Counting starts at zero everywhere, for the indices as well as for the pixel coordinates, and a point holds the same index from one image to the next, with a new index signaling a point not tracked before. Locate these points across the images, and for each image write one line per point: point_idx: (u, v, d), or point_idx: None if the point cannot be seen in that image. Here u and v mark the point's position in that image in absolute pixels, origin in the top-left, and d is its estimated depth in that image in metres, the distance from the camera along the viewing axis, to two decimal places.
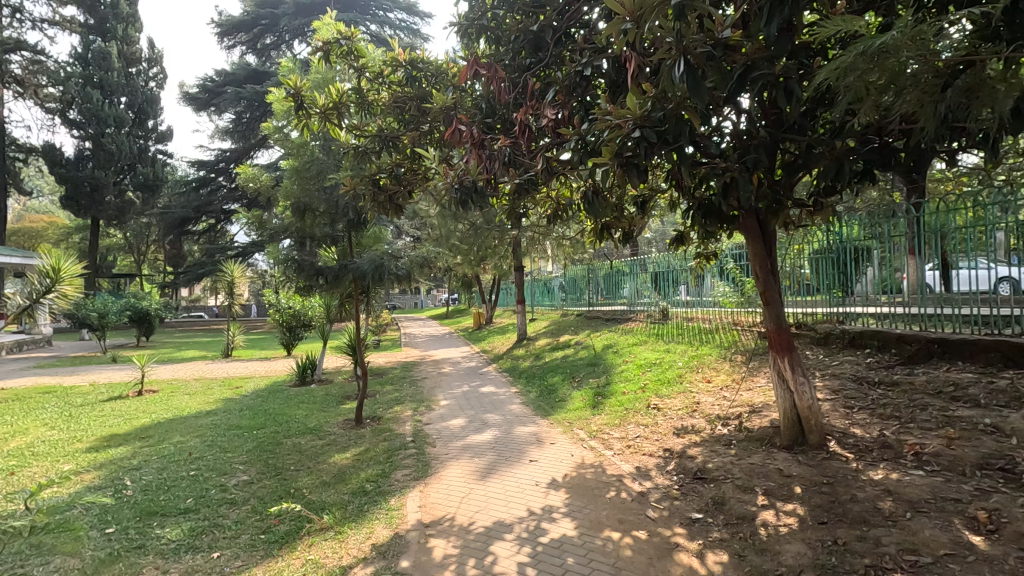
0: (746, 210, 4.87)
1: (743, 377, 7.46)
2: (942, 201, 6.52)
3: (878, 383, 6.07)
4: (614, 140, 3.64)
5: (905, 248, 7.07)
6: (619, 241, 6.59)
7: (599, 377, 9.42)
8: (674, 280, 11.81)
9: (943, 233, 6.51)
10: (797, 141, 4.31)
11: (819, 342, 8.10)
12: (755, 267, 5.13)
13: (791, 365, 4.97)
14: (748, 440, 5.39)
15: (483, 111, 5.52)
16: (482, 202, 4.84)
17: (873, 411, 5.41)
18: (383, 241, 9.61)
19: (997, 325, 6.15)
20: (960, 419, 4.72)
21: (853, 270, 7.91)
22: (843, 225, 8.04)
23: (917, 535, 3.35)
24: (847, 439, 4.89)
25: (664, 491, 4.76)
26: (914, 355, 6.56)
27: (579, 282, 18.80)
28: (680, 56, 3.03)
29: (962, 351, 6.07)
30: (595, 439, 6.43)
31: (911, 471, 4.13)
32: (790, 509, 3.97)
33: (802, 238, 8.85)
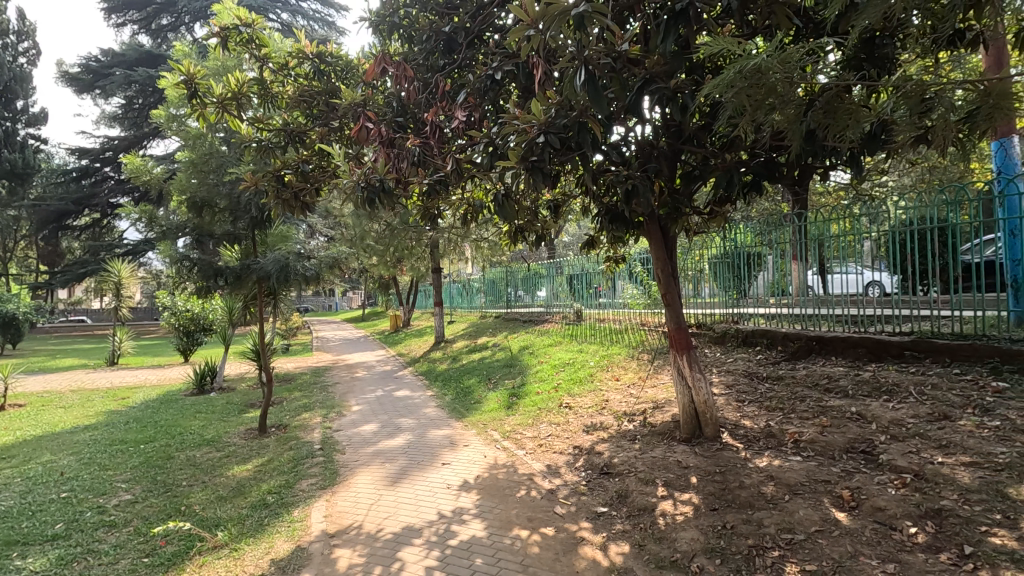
0: (649, 216, 5.13)
1: (649, 375, 7.85)
2: (820, 212, 7.23)
3: (766, 378, 6.61)
4: (521, 144, 3.73)
5: (790, 254, 7.77)
6: (533, 244, 6.72)
7: (514, 379, 9.54)
8: (587, 282, 12.21)
9: (821, 241, 7.21)
10: (694, 153, 4.60)
11: (717, 340, 8.69)
12: (657, 270, 5.40)
13: (690, 363, 5.28)
14: (651, 434, 5.68)
15: (394, 110, 5.42)
16: (392, 202, 4.74)
17: (761, 403, 5.88)
18: (291, 240, 9.17)
19: (863, 323, 6.90)
20: (832, 408, 5.25)
21: (746, 274, 8.58)
22: (739, 232, 8.65)
23: (793, 515, 3.67)
24: (738, 431, 5.28)
25: (573, 488, 4.90)
26: (797, 351, 7.22)
27: (498, 284, 18.95)
28: (581, 65, 3.16)
29: (836, 347, 6.75)
30: (508, 439, 6.49)
31: (791, 458, 4.54)
32: (686, 498, 4.22)
33: (702, 244, 9.47)
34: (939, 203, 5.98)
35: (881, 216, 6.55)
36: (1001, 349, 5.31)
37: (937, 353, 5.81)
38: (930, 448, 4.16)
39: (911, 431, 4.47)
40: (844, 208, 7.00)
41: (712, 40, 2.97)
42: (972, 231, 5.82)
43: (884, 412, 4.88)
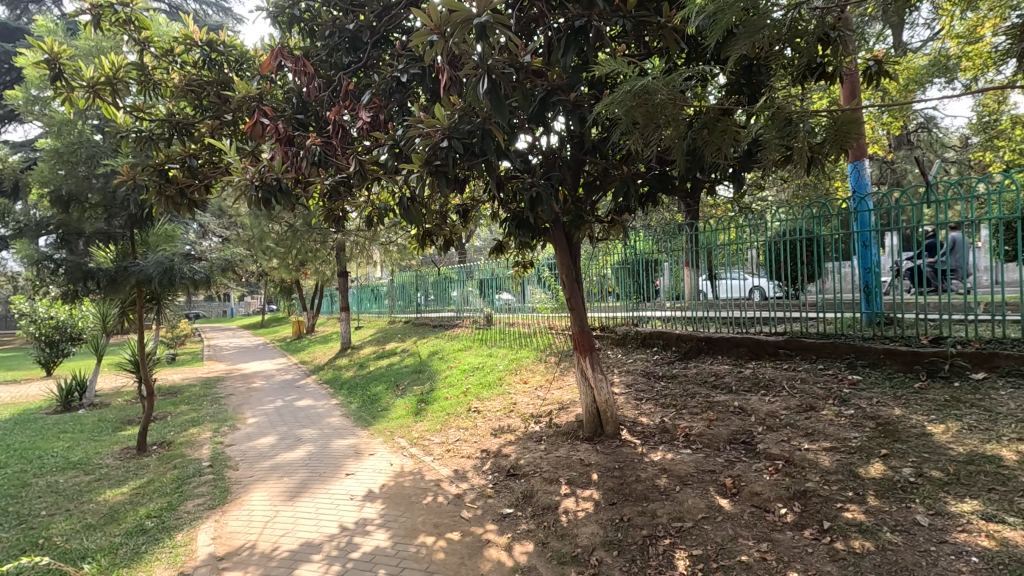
0: (554, 223, 5.30)
1: (555, 377, 8.07)
2: (710, 223, 7.84)
3: (662, 376, 7.05)
4: (425, 148, 3.72)
5: (684, 260, 8.34)
6: (441, 249, 6.68)
7: (422, 384, 9.41)
8: (497, 287, 12.35)
9: (711, 249, 7.82)
10: (595, 164, 4.84)
11: (618, 342, 9.14)
12: (562, 276, 5.58)
13: (592, 364, 5.49)
14: (556, 434, 5.84)
15: (294, 106, 5.18)
16: (290, 202, 4.52)
17: (656, 401, 6.26)
18: (178, 241, 8.45)
19: (746, 325, 7.57)
20: (718, 403, 5.70)
21: (646, 279, 9.10)
22: (638, 240, 9.16)
23: (683, 504, 3.94)
24: (636, 427, 5.58)
25: (479, 491, 4.93)
26: (689, 351, 7.77)
27: (407, 289, 18.61)
28: (485, 74, 3.24)
29: (722, 346, 7.34)
30: (416, 446, 6.39)
31: (682, 450, 4.87)
32: (587, 495, 4.39)
33: (606, 250, 9.92)
34: (807, 217, 6.76)
35: (761, 227, 7.21)
36: (855, 346, 6.04)
37: (805, 350, 6.49)
38: (799, 436, 4.64)
39: (784, 422, 4.95)
40: (730, 219, 7.64)
41: (603, 62, 3.06)
42: (833, 242, 6.60)
43: (761, 406, 5.38)
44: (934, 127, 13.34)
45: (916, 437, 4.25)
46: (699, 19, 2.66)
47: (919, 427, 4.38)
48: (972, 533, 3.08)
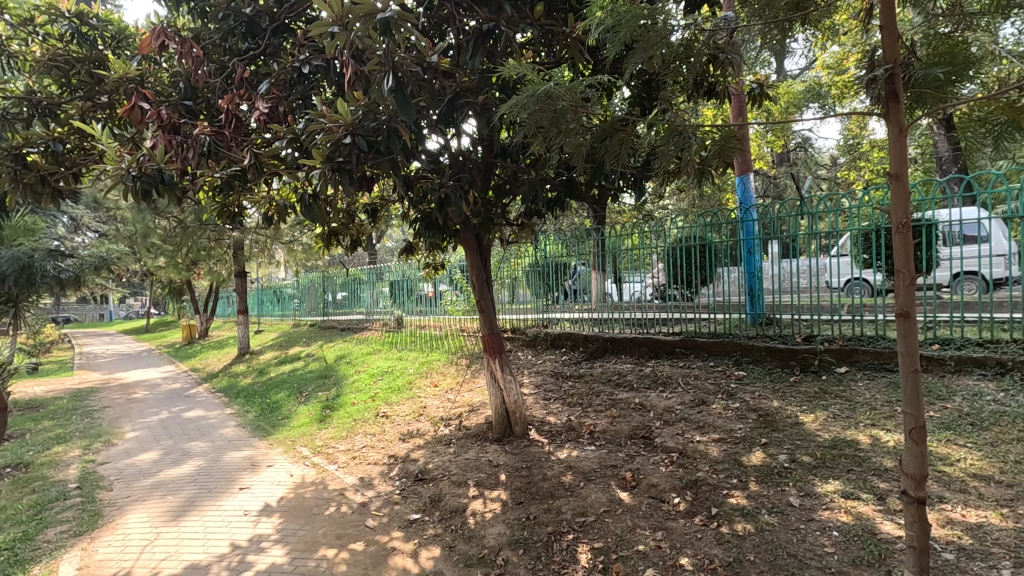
0: (464, 225, 5.29)
1: (466, 380, 8.07)
2: (615, 228, 8.19)
3: (569, 376, 7.27)
4: (327, 144, 3.58)
5: (592, 264, 8.65)
6: (348, 249, 6.45)
7: (328, 390, 9.02)
8: (408, 289, 12.12)
9: (617, 253, 8.18)
10: (505, 168, 4.90)
11: (529, 343, 9.33)
12: (472, 278, 5.58)
13: (502, 366, 5.53)
14: (465, 437, 5.83)
15: (182, 92, 4.78)
16: (174, 194, 4.16)
17: (564, 400, 6.43)
18: (40, 234, 7.50)
19: (646, 325, 8.00)
20: (620, 401, 5.97)
21: (555, 281, 9.35)
22: (548, 244, 9.39)
23: (587, 498, 4.08)
24: (543, 426, 5.70)
25: (385, 498, 4.80)
26: (595, 351, 8.08)
27: (313, 290, 17.78)
28: (389, 71, 3.18)
29: (625, 346, 7.72)
30: (319, 455, 6.11)
31: (586, 447, 5.04)
32: (494, 495, 4.41)
33: (517, 253, 10.07)
34: (701, 225, 7.23)
35: (661, 233, 7.61)
36: (741, 344, 6.57)
37: (698, 349, 6.97)
38: (691, 429, 4.97)
39: (679, 416, 5.28)
40: (634, 224, 8.01)
41: (508, 65, 2.98)
42: (722, 248, 7.14)
43: (659, 402, 5.71)
44: (808, 146, 14.84)
45: (791, 426, 4.70)
46: (598, 32, 2.75)
47: (794, 417, 4.85)
48: (834, 510, 3.44)
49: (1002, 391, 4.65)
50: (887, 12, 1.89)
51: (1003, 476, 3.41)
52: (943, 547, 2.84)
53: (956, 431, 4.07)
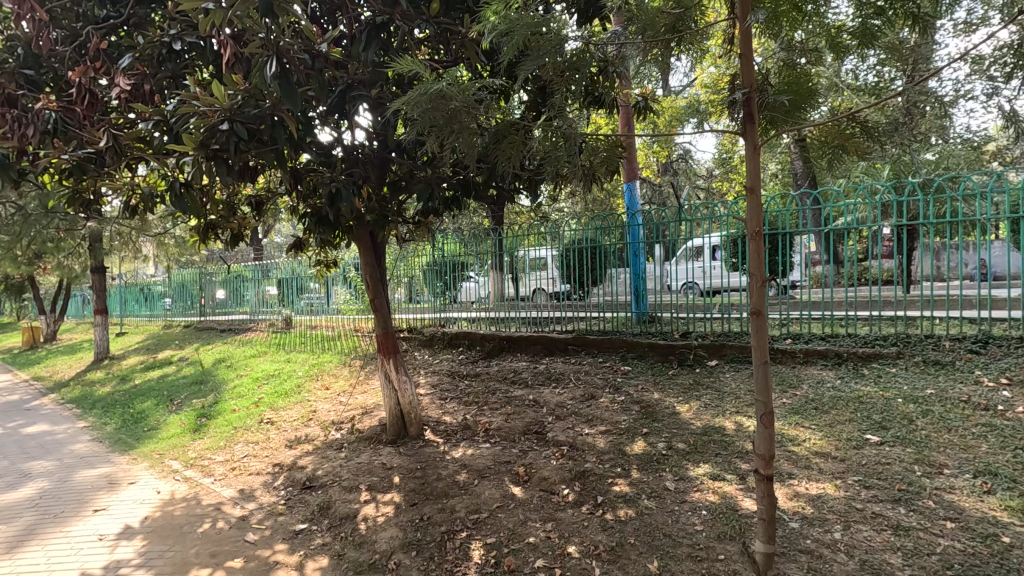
0: (357, 221, 5.11)
1: (359, 382, 7.81)
2: (513, 229, 8.34)
3: (465, 375, 7.30)
4: (200, 129, 3.31)
5: (490, 263, 8.75)
6: (227, 243, 5.97)
7: (204, 397, 8.28)
8: (298, 287, 11.47)
9: (515, 253, 8.34)
10: (400, 165, 4.80)
11: (425, 343, 9.25)
12: (366, 276, 5.40)
13: (396, 366, 5.42)
14: (358, 440, 5.63)
15: (21, 60, 4.16)
16: (9, 176, 3.61)
17: (460, 399, 6.44)
18: None
19: (541, 323, 8.25)
20: (515, 398, 6.12)
21: (453, 280, 9.34)
22: (447, 243, 9.36)
23: (481, 495, 4.12)
24: (439, 426, 5.67)
25: (268, 509, 4.51)
26: (491, 350, 8.19)
27: (188, 288, 16.22)
28: (273, 56, 3.01)
29: (521, 344, 7.93)
30: (192, 468, 5.59)
31: (481, 445, 5.10)
32: (387, 499, 4.31)
33: (415, 252, 9.92)
34: (593, 229, 7.53)
35: (558, 235, 7.88)
36: (627, 341, 7.00)
37: (588, 346, 7.34)
38: (581, 422, 5.21)
39: (570, 411, 5.51)
40: (531, 225, 8.20)
41: (400, 61, 2.90)
42: (612, 250, 7.54)
43: (551, 398, 5.93)
44: (689, 159, 16.12)
45: (669, 416, 5.09)
46: (491, 36, 2.78)
47: (672, 407, 5.26)
48: (703, 491, 3.78)
49: (838, 378, 5.38)
50: (744, 41, 2.11)
51: (838, 452, 3.94)
52: (790, 517, 3.23)
53: (803, 415, 4.63)
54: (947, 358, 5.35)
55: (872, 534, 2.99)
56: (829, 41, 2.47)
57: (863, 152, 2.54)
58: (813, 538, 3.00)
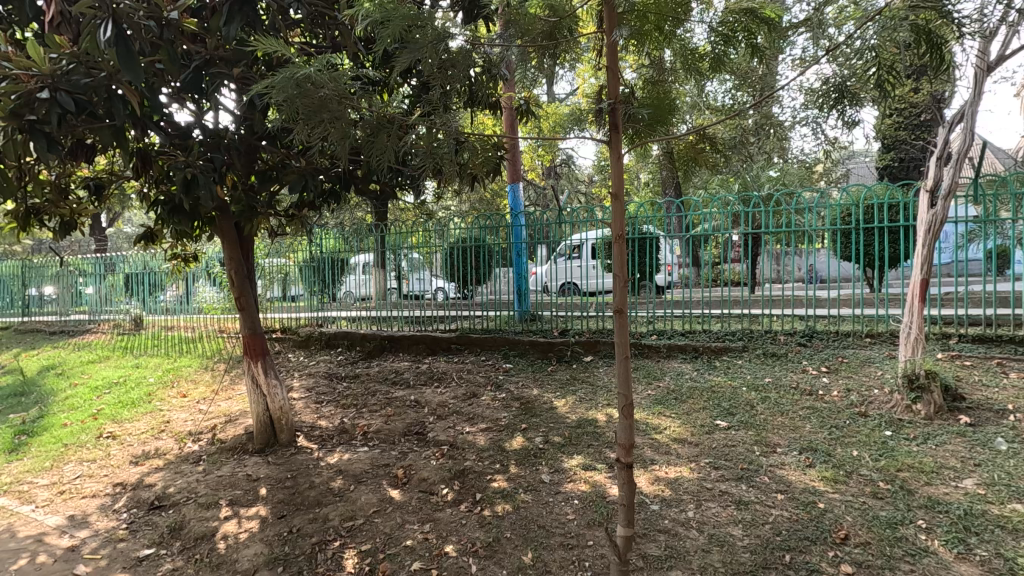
0: (220, 211, 4.66)
1: (223, 388, 7.15)
2: (398, 226, 8.16)
3: (343, 377, 6.98)
4: (13, 96, 2.83)
5: (373, 261, 8.48)
6: (57, 232, 5.16)
7: (26, 411, 7.08)
8: (151, 284, 10.27)
9: (400, 251, 8.17)
10: (271, 153, 4.45)
11: (300, 344, 8.72)
12: (230, 272, 4.94)
13: (265, 369, 5.02)
14: (220, 451, 5.15)
15: None
16: None
17: (337, 402, 6.15)
18: None
19: (425, 323, 8.14)
20: (396, 399, 5.98)
21: (333, 278, 8.93)
22: (326, 238, 8.93)
23: (356, 502, 3.96)
24: (313, 432, 5.36)
25: (106, 536, 3.96)
26: (372, 350, 7.94)
27: (5, 284, 13.77)
28: (109, 19, 2.65)
29: (403, 344, 7.78)
30: (6, 496, 4.76)
31: (358, 449, 4.90)
32: (251, 513, 3.98)
33: (290, 247, 9.34)
34: (479, 228, 7.60)
35: (444, 233, 7.84)
36: (508, 339, 7.16)
37: (471, 345, 7.40)
38: (462, 421, 5.23)
39: (451, 410, 5.51)
40: (417, 223, 8.07)
41: (262, 39, 2.65)
42: (495, 249, 7.66)
43: (433, 397, 5.89)
44: (572, 166, 16.86)
45: (546, 411, 5.28)
46: (366, 23, 2.65)
47: (549, 402, 5.46)
48: (576, 481, 3.96)
49: (695, 370, 5.93)
50: (612, 55, 2.24)
51: (693, 437, 4.34)
52: (651, 500, 3.49)
53: (665, 405, 5.04)
54: (781, 350, 6.13)
55: (719, 510, 3.32)
56: (686, 63, 2.67)
57: (713, 167, 2.82)
58: (670, 518, 3.27)
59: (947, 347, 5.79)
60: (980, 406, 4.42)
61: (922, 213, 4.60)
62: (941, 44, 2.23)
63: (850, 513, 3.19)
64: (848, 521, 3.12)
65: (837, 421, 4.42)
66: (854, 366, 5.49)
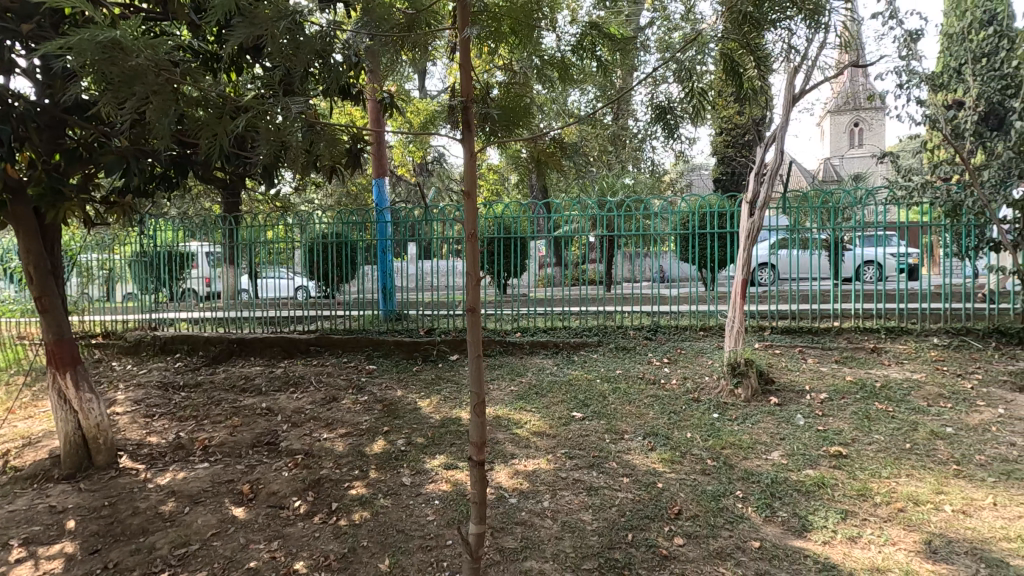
0: (12, 194, 3.89)
1: (22, 405, 6.00)
2: (254, 218, 7.51)
3: (182, 387, 6.22)
4: None
5: (223, 257, 7.71)
6: None
7: None
8: None
9: (255, 245, 7.52)
10: (82, 128, 3.79)
11: (129, 350, 7.62)
12: (27, 266, 4.14)
13: (76, 381, 4.28)
14: (14, 482, 4.30)
15: None
16: None
17: (172, 415, 5.46)
18: None
19: (281, 324, 7.57)
20: (244, 408, 5.48)
21: (174, 275, 7.99)
22: (163, 230, 7.93)
23: (191, 526, 3.54)
24: (140, 450, 4.71)
25: None
26: (218, 355, 7.18)
27: None
28: None
29: (254, 347, 7.14)
30: None
31: (196, 466, 4.39)
32: (54, 552, 3.38)
33: (118, 239, 8.16)
34: (347, 224, 7.25)
35: (305, 227, 7.36)
36: (373, 339, 6.92)
37: (332, 346, 7.02)
38: (319, 427, 4.94)
39: (307, 416, 5.18)
40: (274, 216, 7.49)
41: None
42: (359, 246, 7.32)
43: (287, 404, 5.49)
44: (443, 164, 16.79)
45: (410, 412, 5.18)
46: None
47: (413, 403, 5.37)
48: (437, 481, 3.93)
49: (555, 365, 6.21)
50: (464, 52, 2.22)
51: (551, 430, 4.52)
52: (510, 493, 3.57)
53: (526, 400, 5.20)
54: (631, 344, 6.66)
55: (571, 498, 3.49)
56: (547, 71, 2.71)
57: (566, 172, 2.93)
58: (527, 510, 3.37)
59: (763, 338, 6.71)
60: (785, 388, 5.17)
61: (744, 221, 5.26)
62: (751, 72, 2.53)
63: (683, 490, 3.54)
64: (681, 497, 3.45)
65: (676, 407, 4.89)
66: (690, 357, 6.13)
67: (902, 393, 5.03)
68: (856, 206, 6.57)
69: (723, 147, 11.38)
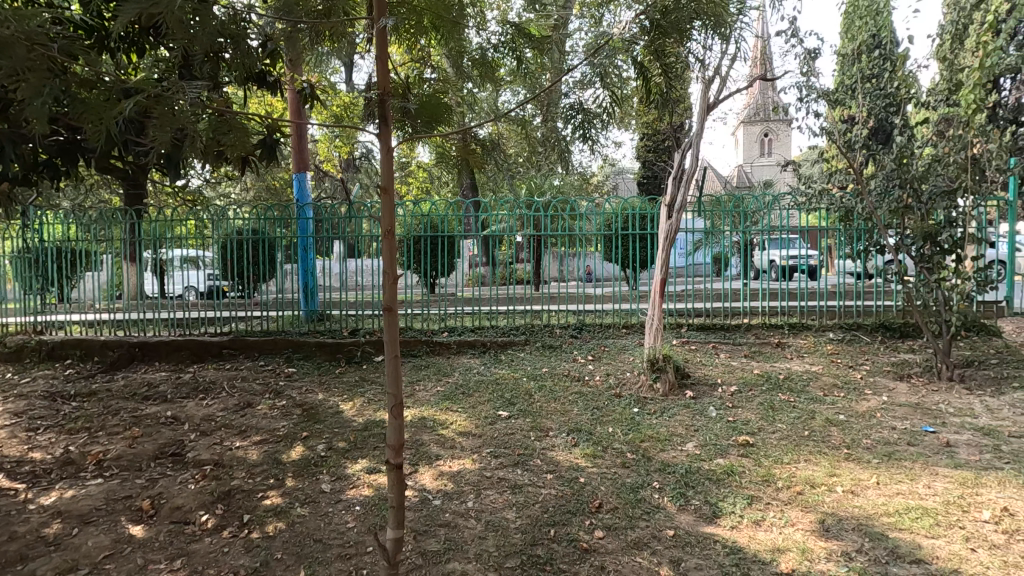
0: None
1: None
2: (159, 212, 6.95)
3: (73, 396, 5.65)
4: None
5: (123, 254, 7.07)
6: None
7: None
8: None
9: (161, 241, 6.95)
10: None
11: (10, 358, 6.81)
12: None
13: None
14: None
15: None
16: None
17: (61, 428, 4.94)
18: None
19: (189, 326, 7.09)
20: (145, 417, 5.05)
21: (65, 273, 7.26)
22: (52, 223, 7.16)
23: (80, 549, 3.21)
24: (20, 469, 4.21)
25: None
26: (117, 361, 6.58)
27: None
28: None
29: (158, 351, 6.62)
30: None
31: (88, 482, 4.00)
32: None
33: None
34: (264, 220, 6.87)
35: (218, 223, 6.90)
36: (292, 341, 6.62)
37: (248, 349, 6.64)
38: (231, 435, 4.65)
39: (218, 424, 4.86)
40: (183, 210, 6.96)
41: None
42: (279, 243, 6.98)
43: (196, 411, 5.13)
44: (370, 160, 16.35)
45: (331, 415, 4.99)
46: None
47: (335, 406, 5.18)
48: (359, 487, 3.81)
49: (482, 364, 6.21)
50: (380, 43, 2.14)
51: (477, 429, 4.51)
52: (434, 495, 3.52)
53: (452, 400, 5.16)
54: (557, 342, 6.78)
55: (496, 496, 3.50)
56: (472, 68, 2.69)
57: (489, 172, 2.93)
58: (451, 511, 3.34)
59: (680, 334, 7.03)
60: (699, 381, 5.45)
61: (663, 223, 5.49)
62: (662, 81, 2.64)
63: (604, 484, 3.63)
64: (602, 490, 3.54)
65: (598, 403, 5.02)
66: (613, 354, 6.33)
67: (802, 384, 5.45)
68: (764, 211, 7.31)
69: (645, 151, 11.84)
